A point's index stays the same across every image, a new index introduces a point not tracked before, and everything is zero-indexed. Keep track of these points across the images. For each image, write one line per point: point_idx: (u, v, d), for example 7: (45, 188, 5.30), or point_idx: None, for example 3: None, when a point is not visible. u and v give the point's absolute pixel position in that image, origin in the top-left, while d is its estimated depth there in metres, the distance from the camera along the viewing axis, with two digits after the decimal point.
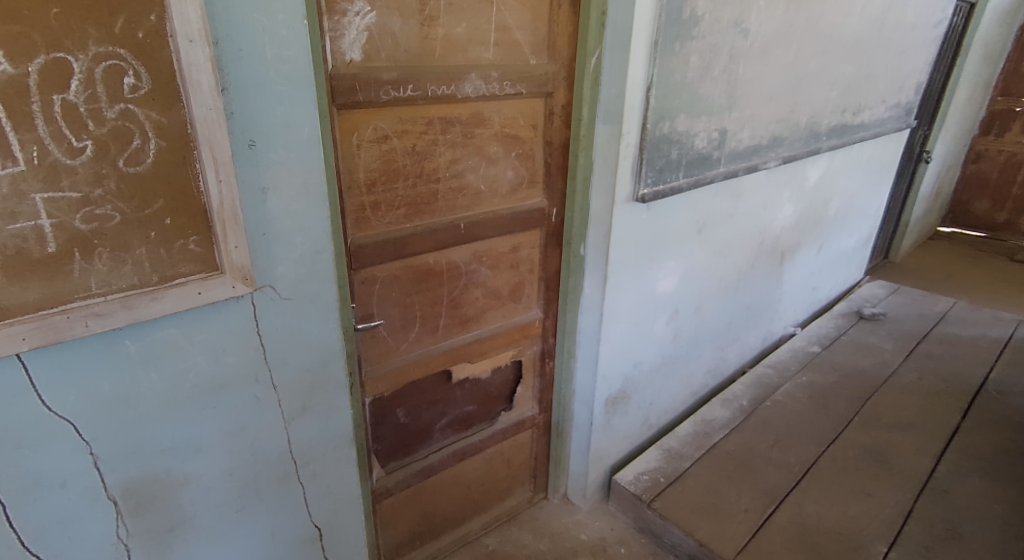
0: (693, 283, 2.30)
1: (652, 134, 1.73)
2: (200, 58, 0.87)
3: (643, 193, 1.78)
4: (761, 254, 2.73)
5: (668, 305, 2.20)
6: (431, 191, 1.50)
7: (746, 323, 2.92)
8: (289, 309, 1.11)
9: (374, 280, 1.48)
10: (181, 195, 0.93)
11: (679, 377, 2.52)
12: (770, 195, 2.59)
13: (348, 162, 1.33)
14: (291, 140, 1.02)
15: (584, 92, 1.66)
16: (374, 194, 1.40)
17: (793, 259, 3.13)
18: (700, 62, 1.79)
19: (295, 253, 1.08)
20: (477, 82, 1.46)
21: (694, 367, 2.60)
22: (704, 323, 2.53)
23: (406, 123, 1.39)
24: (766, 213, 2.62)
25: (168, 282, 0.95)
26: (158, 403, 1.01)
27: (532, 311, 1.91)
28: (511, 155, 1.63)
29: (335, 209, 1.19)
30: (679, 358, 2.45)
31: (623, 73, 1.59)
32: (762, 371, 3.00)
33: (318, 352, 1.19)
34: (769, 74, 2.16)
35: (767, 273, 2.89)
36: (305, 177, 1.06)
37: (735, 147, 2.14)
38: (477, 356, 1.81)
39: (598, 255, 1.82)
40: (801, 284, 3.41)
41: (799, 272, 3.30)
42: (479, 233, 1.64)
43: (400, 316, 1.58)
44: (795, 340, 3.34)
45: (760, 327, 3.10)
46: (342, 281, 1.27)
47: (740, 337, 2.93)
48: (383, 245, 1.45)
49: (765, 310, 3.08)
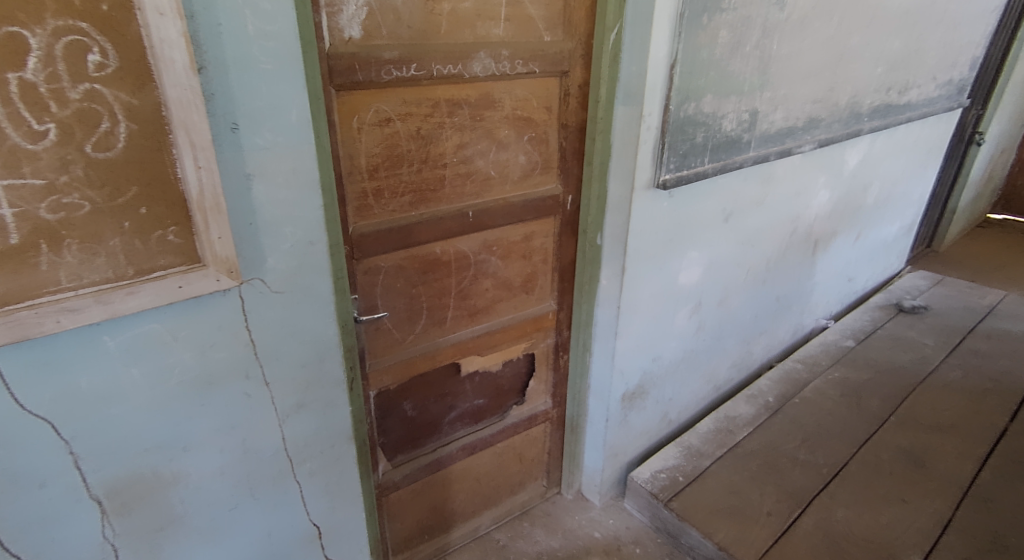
0: (718, 274, 2.19)
1: (676, 116, 1.62)
2: (171, 32, 0.81)
3: (664, 179, 1.67)
4: (792, 244, 2.59)
5: (690, 298, 2.09)
6: (438, 177, 1.43)
7: (775, 315, 2.79)
8: (281, 303, 1.06)
9: (378, 271, 1.42)
10: (156, 181, 0.89)
11: (701, 372, 2.41)
12: (804, 181, 2.44)
13: (348, 147, 1.27)
14: (279, 122, 0.97)
15: (603, 71, 1.56)
16: (376, 180, 1.34)
17: (827, 248, 2.97)
18: (730, 38, 1.67)
19: (286, 244, 1.03)
20: (486, 61, 1.38)
21: (717, 361, 2.49)
22: (729, 316, 2.41)
23: (410, 105, 1.32)
24: (799, 200, 2.47)
25: (145, 275, 0.91)
26: (143, 400, 0.98)
27: (546, 302, 1.83)
28: (523, 139, 1.54)
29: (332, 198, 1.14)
30: (702, 352, 2.34)
31: (644, 51, 1.49)
32: (791, 365, 2.87)
33: (312, 347, 1.14)
34: (807, 51, 2.02)
35: (798, 263, 2.75)
36: (296, 164, 1.01)
37: (767, 130, 2.01)
38: (487, 349, 1.76)
39: (616, 245, 1.73)
40: (835, 275, 3.24)
41: (833, 262, 3.13)
42: (489, 221, 1.56)
43: (406, 307, 1.52)
44: (827, 334, 3.19)
45: (790, 319, 2.97)
46: (341, 271, 1.22)
47: (767, 330, 2.79)
48: (387, 234, 1.39)
49: (795, 303, 2.94)
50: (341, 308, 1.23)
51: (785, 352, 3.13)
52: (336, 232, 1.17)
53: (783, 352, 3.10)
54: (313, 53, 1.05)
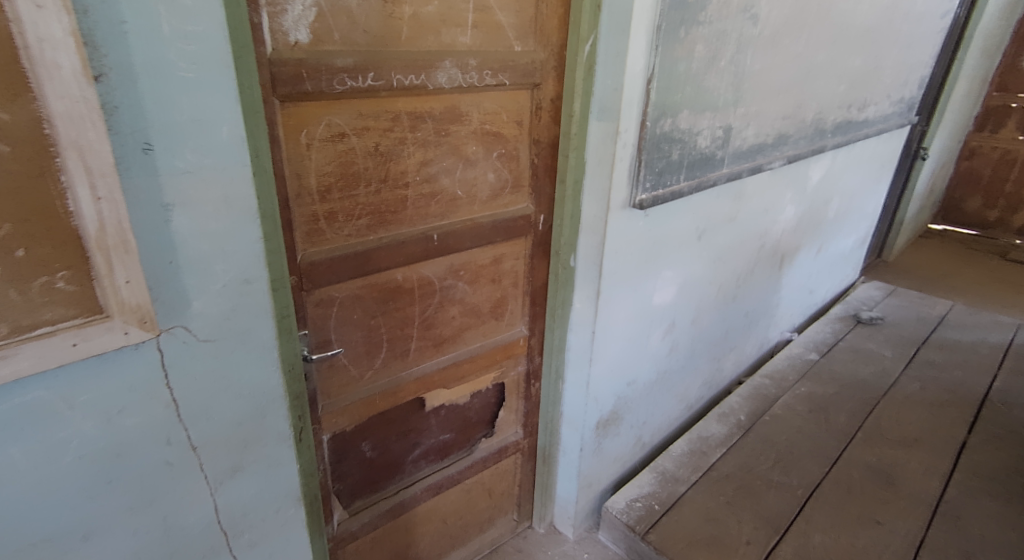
0: (690, 293, 2.10)
1: (653, 132, 1.53)
2: (56, 31, 0.67)
3: (640, 199, 1.58)
4: (760, 260, 2.53)
5: (664, 319, 1.99)
6: (399, 198, 1.30)
7: (743, 330, 2.71)
8: (211, 352, 0.92)
9: (331, 302, 1.27)
10: (40, 216, 0.73)
11: (674, 393, 2.30)
12: (773, 196, 2.39)
13: (296, 165, 1.12)
14: (205, 140, 0.83)
15: (576, 84, 1.45)
16: (329, 202, 1.19)
17: (792, 262, 2.93)
18: (705, 52, 1.59)
19: (216, 285, 0.89)
20: (452, 71, 1.26)
21: (689, 380, 2.38)
22: (701, 335, 2.32)
23: (367, 119, 1.18)
24: (767, 216, 2.42)
25: (28, 333, 0.75)
26: (29, 485, 0.81)
27: (516, 327, 1.69)
28: (493, 156, 1.42)
29: (274, 226, 0.99)
30: (675, 375, 2.24)
31: (621, 63, 1.39)
32: (759, 381, 2.77)
33: (251, 399, 1.00)
34: (778, 67, 1.97)
35: (766, 279, 2.69)
36: (227, 191, 0.87)
37: (739, 146, 1.95)
38: (453, 382, 1.60)
39: (590, 267, 1.62)
40: (799, 289, 3.20)
41: (797, 275, 3.09)
42: (456, 244, 1.43)
43: (364, 340, 1.37)
44: (792, 347, 3.11)
45: (757, 334, 2.90)
46: (286, 307, 1.06)
47: (736, 346, 2.71)
48: (342, 261, 1.24)
49: (762, 317, 2.87)
50: (286, 350, 1.07)
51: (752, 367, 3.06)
52: (279, 265, 1.02)
53: (750, 367, 3.03)
54: (249, 60, 0.91)
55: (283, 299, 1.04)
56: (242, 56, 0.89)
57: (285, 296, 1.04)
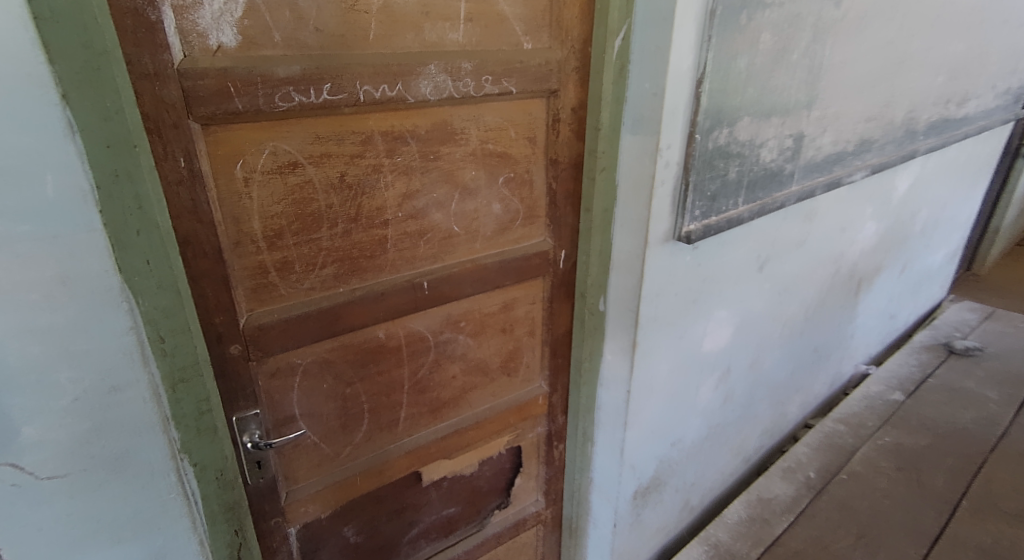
0: (749, 334, 1.72)
1: (704, 147, 1.20)
2: None
3: (687, 230, 1.25)
4: (835, 286, 2.09)
5: (715, 366, 1.63)
6: (377, 239, 1.03)
7: (812, 369, 2.25)
8: (63, 491, 0.76)
9: (292, 370, 1.01)
10: None
11: (728, 447, 1.91)
12: (852, 212, 1.96)
13: (232, 206, 0.87)
14: (17, 201, 0.64)
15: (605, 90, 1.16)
16: (280, 249, 0.94)
17: (874, 286, 2.45)
18: (773, 43, 1.25)
19: (63, 399, 0.72)
20: (438, 78, 0.98)
21: (746, 432, 1.98)
22: (762, 379, 1.91)
23: (326, 143, 0.92)
24: (845, 237, 1.99)
25: None
26: None
27: (534, 383, 1.40)
28: (498, 184, 1.14)
29: (176, 298, 0.81)
30: (729, 429, 1.85)
31: (662, 61, 1.08)
32: (829, 426, 2.26)
33: (141, 542, 0.84)
34: (863, 58, 1.59)
35: (842, 308, 2.23)
36: (65, 271, 0.69)
37: (813, 157, 1.57)
38: (455, 451, 1.31)
39: (625, 314, 1.30)
40: (882, 315, 2.70)
41: (879, 300, 2.59)
42: (453, 292, 1.15)
43: (339, 412, 1.10)
44: (869, 385, 2.52)
45: (829, 368, 2.40)
46: (205, 397, 0.88)
47: (804, 387, 2.26)
48: (302, 322, 0.98)
49: (837, 351, 2.39)
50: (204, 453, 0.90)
51: (822, 409, 2.57)
52: (196, 346, 0.85)
53: (821, 409, 2.54)
54: (121, 74, 0.71)
55: (194, 390, 0.86)
56: (101, 67, 0.69)
57: (199, 386, 0.87)
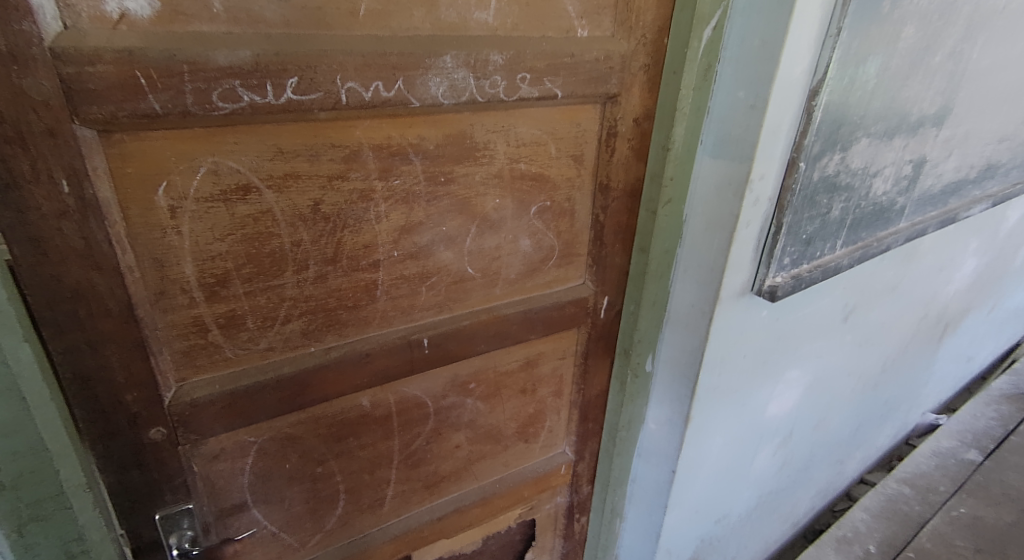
0: (821, 393, 1.42)
1: (808, 179, 0.90)
2: None
3: (773, 284, 0.96)
4: (921, 331, 1.76)
5: (777, 433, 1.34)
6: (363, 285, 0.77)
7: (880, 421, 1.93)
8: None
9: (242, 451, 0.78)
10: None
11: (777, 514, 1.63)
12: (954, 249, 1.63)
13: (153, 247, 0.61)
14: None
15: (682, 99, 0.88)
16: (224, 302, 0.68)
17: (959, 328, 2.11)
18: (915, 41, 0.93)
19: None
20: (457, 75, 0.70)
21: (799, 495, 1.69)
22: (825, 438, 1.62)
23: (293, 159, 0.65)
24: (941, 277, 1.66)
25: None
26: None
27: (556, 450, 1.13)
28: (530, 215, 0.86)
29: (21, 409, 0.55)
30: (780, 495, 1.57)
31: (770, 62, 0.79)
32: (892, 488, 1.57)
33: None
34: (1009, 65, 1.24)
35: (922, 355, 1.90)
36: None
37: (930, 187, 1.24)
38: (456, 531, 1.06)
39: (679, 381, 1.03)
40: (960, 358, 2.35)
41: (961, 343, 2.24)
42: (461, 350, 0.88)
43: (306, 496, 0.87)
44: (937, 435, 1.91)
45: (896, 419, 2.08)
46: (75, 536, 0.63)
47: (867, 442, 1.95)
48: (254, 394, 0.74)
49: (908, 401, 2.07)
50: None
51: (880, 463, 2.23)
52: (60, 471, 0.60)
53: (879, 463, 2.21)
54: None
55: (61, 530, 0.62)
56: None
57: (68, 524, 0.62)
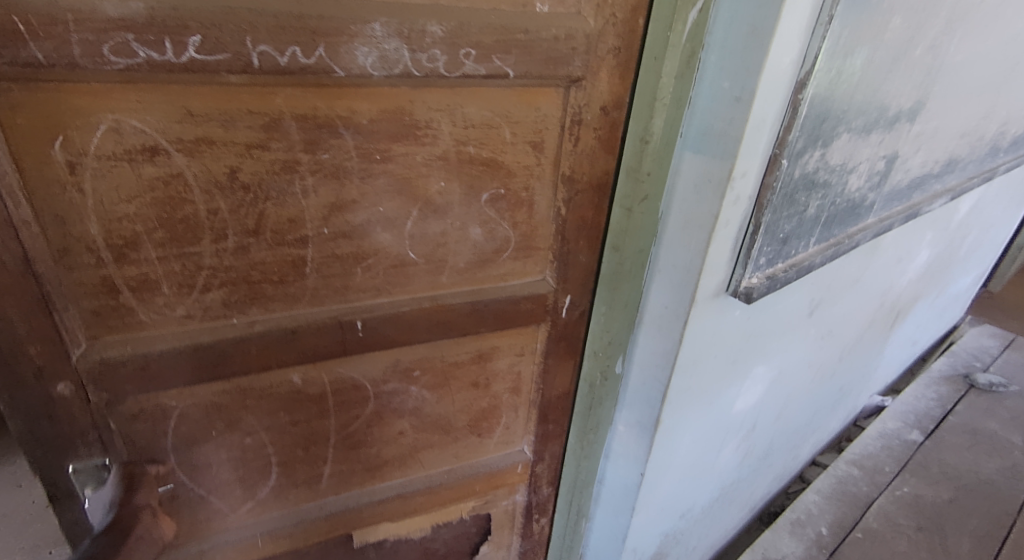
0: (784, 392, 1.34)
1: (789, 176, 0.86)
2: None
3: (749, 285, 0.92)
4: (877, 323, 1.60)
5: (742, 431, 1.27)
6: (290, 260, 0.74)
7: (833, 411, 1.79)
8: None
9: (164, 415, 0.77)
10: None
11: (736, 506, 1.55)
12: (914, 238, 1.50)
13: (53, 202, 0.61)
14: None
15: (663, 87, 0.80)
16: (136, 265, 0.67)
17: (916, 312, 1.98)
18: (902, 30, 0.88)
19: None
20: (387, 45, 0.65)
21: (756, 485, 1.59)
22: (783, 431, 1.51)
23: (204, 123, 0.63)
24: (898, 267, 1.51)
25: None
26: None
27: (513, 447, 1.07)
28: (480, 201, 0.81)
29: None
30: (740, 486, 1.48)
31: (759, 52, 0.74)
32: (841, 469, 1.71)
33: None
34: (980, 61, 1.19)
35: (877, 345, 1.75)
36: None
37: (898, 183, 1.17)
38: (399, 516, 1.02)
39: (648, 384, 1.00)
40: (911, 343, 2.24)
41: (915, 328, 2.10)
42: (401, 337, 0.85)
43: (235, 465, 0.85)
44: (881, 419, 1.93)
45: (849, 407, 1.94)
46: None
47: (819, 428, 1.82)
48: (170, 359, 0.73)
49: (861, 386, 1.93)
50: None
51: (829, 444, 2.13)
52: None
53: (832, 449, 2.08)
54: None
55: None
56: None
57: None
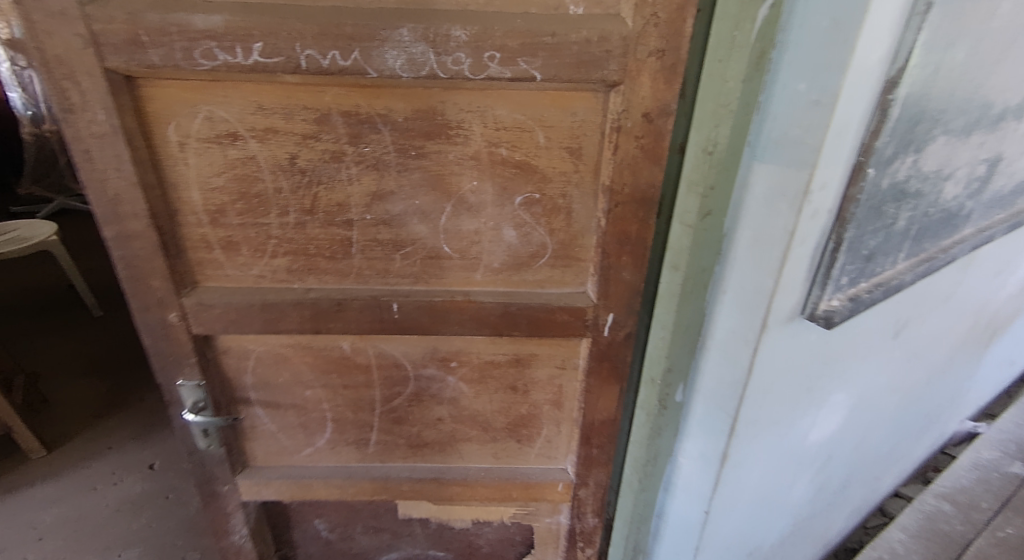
0: (863, 414, 1.26)
1: (877, 186, 0.81)
2: None
3: (829, 309, 0.88)
4: (967, 342, 1.53)
5: (818, 460, 1.20)
6: (339, 240, 0.85)
7: (916, 436, 1.71)
8: None
9: (244, 354, 0.94)
10: None
11: (811, 537, 1.47)
12: (1011, 254, 1.43)
13: (170, 170, 0.81)
14: None
15: (729, 94, 0.77)
16: (224, 227, 0.84)
17: (1014, 329, 1.81)
18: (1008, 19, 0.84)
19: None
20: (413, 49, 0.72)
21: (831, 514, 1.50)
22: (863, 459, 1.43)
23: (270, 116, 0.77)
24: (993, 282, 1.44)
25: None
26: None
27: (556, 463, 1.05)
28: (514, 204, 0.83)
29: None
30: (815, 516, 1.40)
31: (842, 49, 0.70)
32: (930, 503, 1.66)
33: None
34: None
35: (965, 365, 1.66)
36: None
37: (999, 188, 1.13)
38: (438, 500, 1.07)
39: (717, 411, 0.97)
40: (1007, 362, 2.03)
41: (1009, 345, 1.91)
42: (434, 326, 0.90)
43: (298, 412, 0.99)
44: (977, 448, 1.84)
45: (932, 433, 1.85)
46: None
47: (902, 455, 1.73)
48: (244, 311, 0.88)
49: (947, 411, 1.82)
50: None
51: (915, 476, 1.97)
52: None
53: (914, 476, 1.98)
54: None
55: None
56: None
57: None
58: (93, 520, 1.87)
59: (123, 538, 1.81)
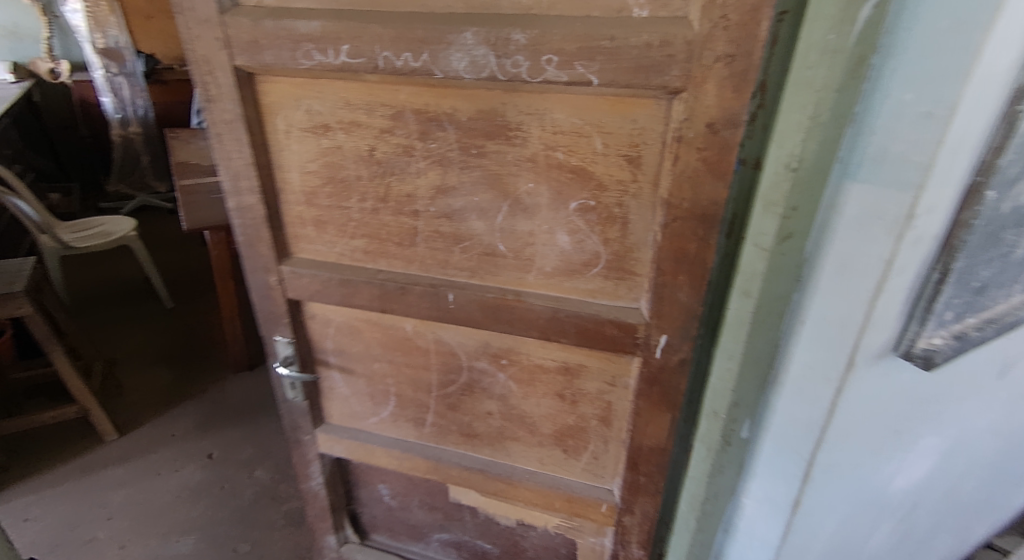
0: (958, 459, 1.12)
1: (995, 211, 0.71)
2: None
3: (929, 349, 0.77)
4: None
5: (902, 508, 1.08)
6: (407, 229, 0.91)
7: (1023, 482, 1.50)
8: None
9: (326, 323, 1.05)
10: None
11: None
12: None
13: (278, 153, 0.93)
14: None
15: (820, 102, 0.67)
16: (316, 207, 0.95)
17: None
18: None
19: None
20: (476, 51, 0.74)
21: None
22: (956, 505, 1.27)
23: (355, 110, 0.85)
24: None
25: None
26: None
27: (602, 482, 1.01)
28: (568, 210, 0.82)
29: None
30: None
31: (967, 51, 0.60)
32: None
33: None
34: None
35: None
36: None
37: None
38: (484, 492, 1.09)
39: (789, 454, 0.88)
40: None
41: None
42: (485, 322, 0.92)
43: (367, 383, 1.08)
44: None
45: None
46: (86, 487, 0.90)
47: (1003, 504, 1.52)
48: (326, 284, 0.99)
49: None
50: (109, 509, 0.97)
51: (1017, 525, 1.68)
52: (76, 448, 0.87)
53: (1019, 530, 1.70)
54: None
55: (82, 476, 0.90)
56: None
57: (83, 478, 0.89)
58: (156, 504, 1.78)
59: (183, 523, 1.72)
